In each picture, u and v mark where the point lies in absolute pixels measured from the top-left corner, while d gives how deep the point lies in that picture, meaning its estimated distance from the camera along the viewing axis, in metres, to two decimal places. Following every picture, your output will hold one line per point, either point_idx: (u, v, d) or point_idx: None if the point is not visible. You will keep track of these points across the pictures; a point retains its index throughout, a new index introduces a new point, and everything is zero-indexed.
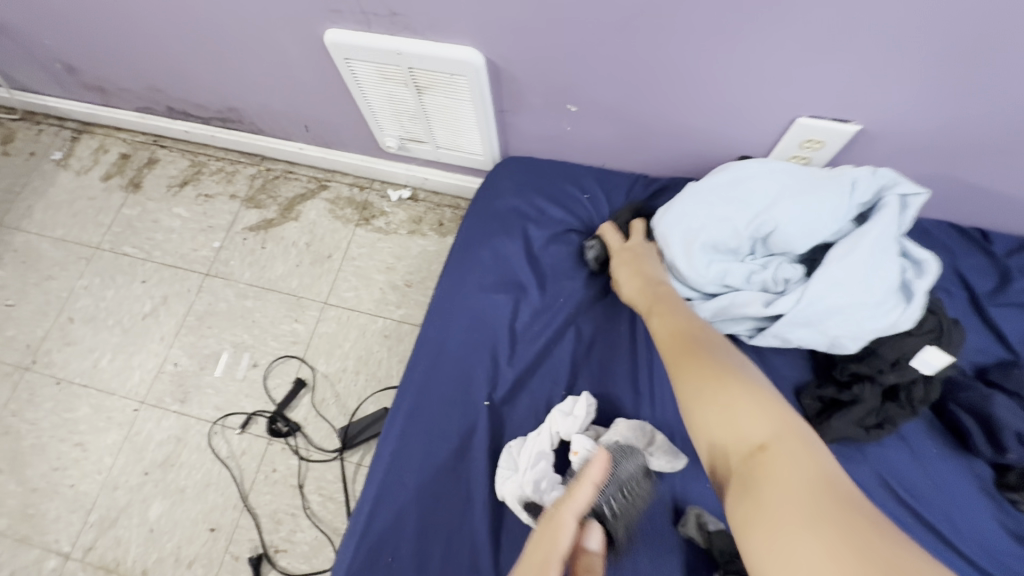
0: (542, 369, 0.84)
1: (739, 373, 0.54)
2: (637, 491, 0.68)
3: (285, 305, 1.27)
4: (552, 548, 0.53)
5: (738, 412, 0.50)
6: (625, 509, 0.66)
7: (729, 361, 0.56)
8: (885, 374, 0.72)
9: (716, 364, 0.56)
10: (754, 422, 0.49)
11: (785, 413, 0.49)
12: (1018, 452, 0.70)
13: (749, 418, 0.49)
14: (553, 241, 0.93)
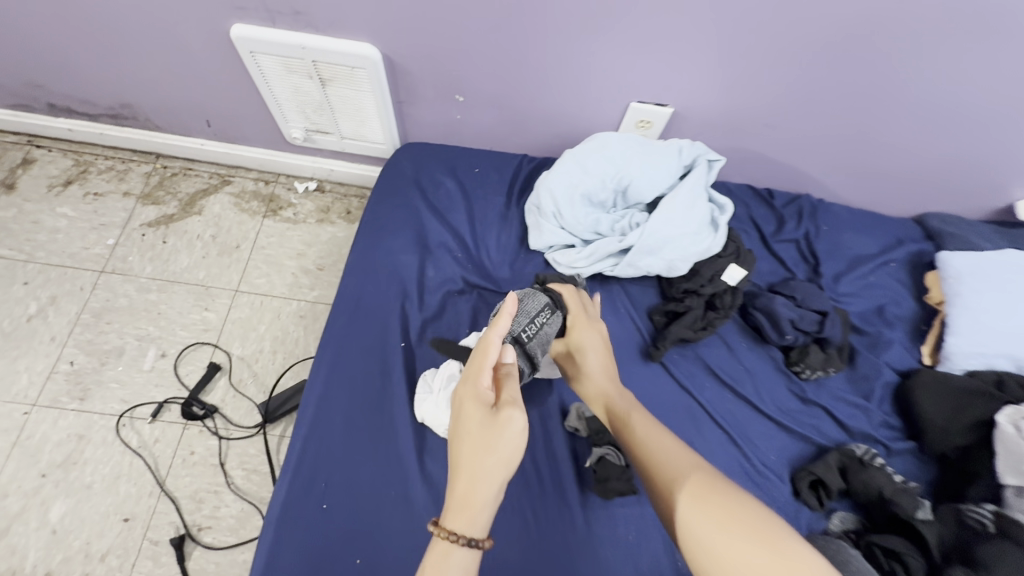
0: (448, 315, 0.98)
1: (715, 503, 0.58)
2: (546, 320, 0.86)
3: (193, 295, 1.29)
4: (483, 362, 0.67)
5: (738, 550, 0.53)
6: (539, 334, 0.85)
7: (751, 510, 0.57)
8: (705, 287, 0.97)
9: (699, 500, 0.58)
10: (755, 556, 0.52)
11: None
12: (793, 335, 0.97)
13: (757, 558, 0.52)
14: (451, 209, 1.08)
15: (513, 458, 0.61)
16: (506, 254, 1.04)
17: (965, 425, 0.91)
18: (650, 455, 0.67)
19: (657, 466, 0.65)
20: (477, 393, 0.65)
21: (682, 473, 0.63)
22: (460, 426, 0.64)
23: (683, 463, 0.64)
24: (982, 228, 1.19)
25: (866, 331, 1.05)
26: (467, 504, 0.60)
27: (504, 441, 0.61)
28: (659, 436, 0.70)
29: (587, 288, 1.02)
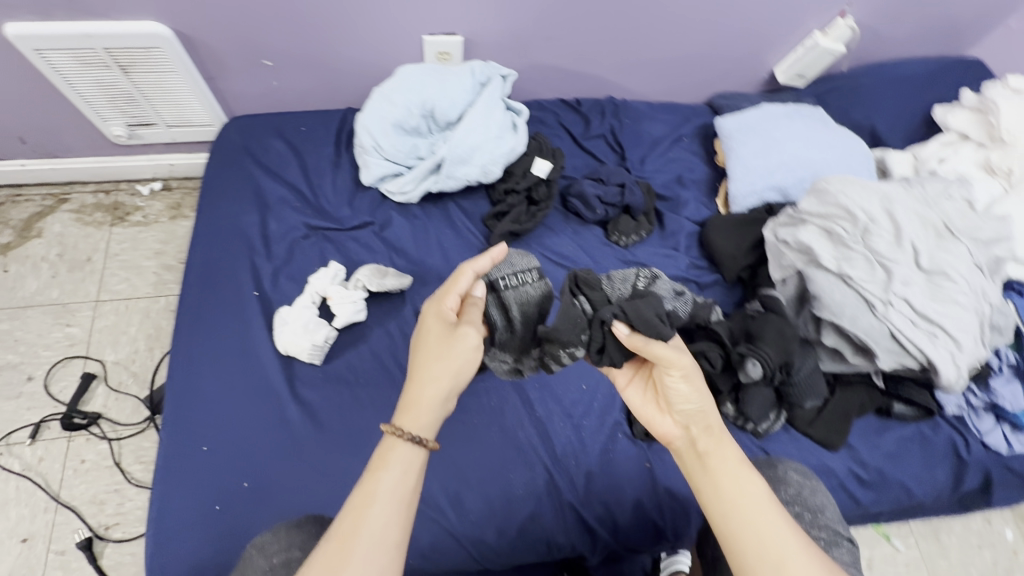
0: (296, 258, 1.05)
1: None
2: (528, 279, 0.81)
3: (51, 315, 1.27)
4: (450, 286, 0.74)
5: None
6: (518, 288, 0.80)
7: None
8: (520, 184, 1.11)
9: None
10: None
11: None
12: (600, 208, 1.13)
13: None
14: (284, 166, 1.14)
15: (460, 373, 0.70)
16: (342, 194, 1.12)
17: (747, 248, 1.10)
18: (754, 530, 0.62)
19: (768, 548, 0.61)
20: (442, 313, 0.72)
21: (802, 567, 0.59)
22: (425, 341, 0.72)
23: (792, 544, 0.61)
24: (752, 97, 1.41)
25: (668, 197, 1.23)
26: (414, 404, 0.68)
27: (453, 353, 0.70)
28: (757, 492, 0.65)
29: (423, 209, 1.12)
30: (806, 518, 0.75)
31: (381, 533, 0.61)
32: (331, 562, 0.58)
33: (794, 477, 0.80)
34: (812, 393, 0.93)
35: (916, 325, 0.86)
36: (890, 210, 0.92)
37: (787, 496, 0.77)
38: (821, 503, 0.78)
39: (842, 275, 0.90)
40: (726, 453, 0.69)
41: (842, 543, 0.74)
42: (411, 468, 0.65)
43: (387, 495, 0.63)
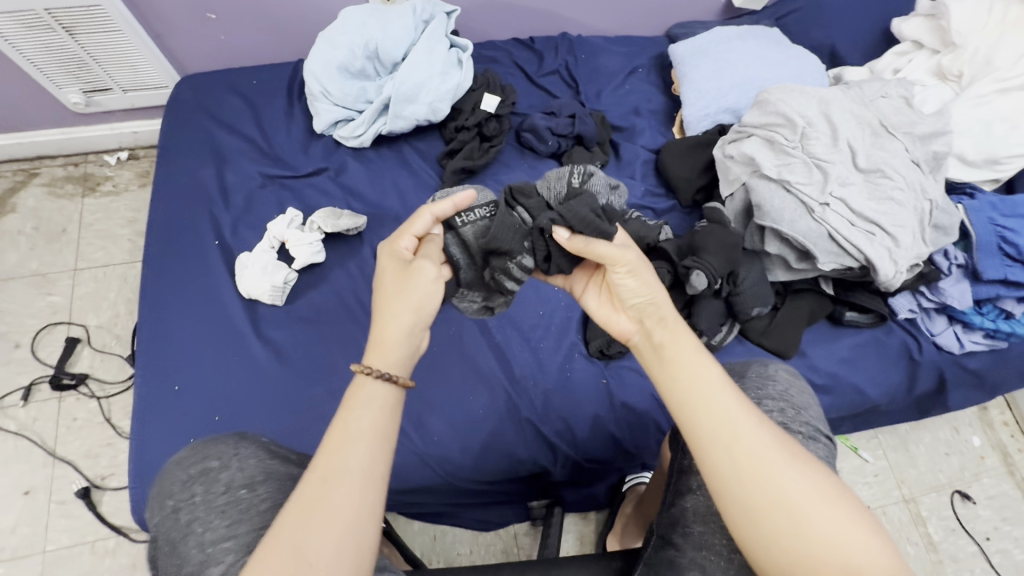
0: (254, 207, 1.08)
1: (789, 477, 0.55)
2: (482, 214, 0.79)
3: (32, 285, 1.31)
4: (406, 227, 0.71)
5: (812, 522, 0.54)
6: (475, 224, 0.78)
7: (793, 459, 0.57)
8: (469, 120, 1.13)
9: (779, 480, 0.55)
10: (826, 523, 0.54)
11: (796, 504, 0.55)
12: (553, 140, 1.14)
13: (832, 530, 0.53)
14: (238, 120, 1.15)
15: (421, 305, 0.66)
16: (297, 144, 1.14)
17: (701, 169, 1.11)
18: (710, 416, 0.59)
19: (727, 429, 0.58)
20: (396, 252, 0.69)
21: (759, 443, 0.57)
22: (383, 278, 0.69)
23: (749, 423, 0.58)
24: (710, 24, 1.39)
25: (623, 127, 1.24)
26: (382, 341, 0.64)
27: (410, 287, 0.66)
28: (715, 376, 0.62)
29: (377, 153, 1.14)
30: (788, 413, 0.68)
31: (362, 467, 0.55)
32: (310, 502, 0.53)
33: (783, 375, 0.74)
34: (761, 301, 0.95)
35: (853, 224, 0.88)
36: (828, 113, 0.93)
37: (772, 391, 0.70)
38: (806, 403, 0.71)
39: (783, 183, 0.91)
40: (684, 342, 0.65)
41: (822, 443, 0.67)
42: (388, 404, 0.60)
43: (359, 431, 0.57)
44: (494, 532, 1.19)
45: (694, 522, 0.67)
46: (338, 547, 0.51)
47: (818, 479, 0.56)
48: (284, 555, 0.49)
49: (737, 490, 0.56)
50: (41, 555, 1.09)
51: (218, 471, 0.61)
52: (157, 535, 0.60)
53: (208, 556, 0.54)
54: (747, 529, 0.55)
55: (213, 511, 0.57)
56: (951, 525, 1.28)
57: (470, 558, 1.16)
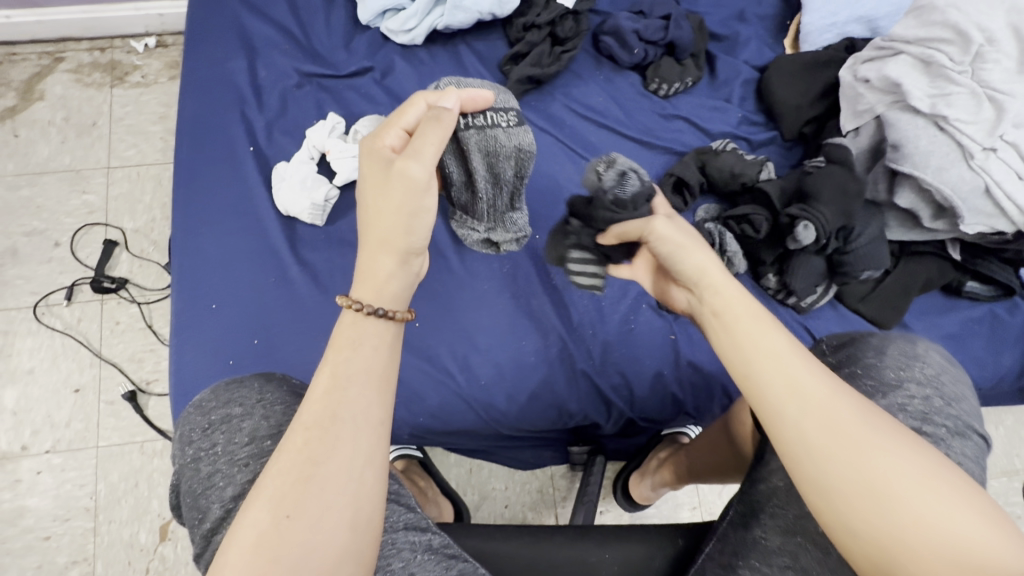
0: (290, 111, 0.95)
1: (875, 449, 0.42)
2: (498, 124, 0.78)
3: (66, 182, 1.25)
4: (396, 119, 0.59)
5: (912, 506, 0.40)
6: (489, 132, 0.77)
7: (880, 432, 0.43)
8: (541, 16, 0.95)
9: (865, 453, 0.42)
10: (931, 506, 0.40)
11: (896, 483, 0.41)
12: (639, 48, 0.95)
13: (940, 514, 0.39)
14: (271, 3, 1.00)
15: (411, 224, 0.54)
16: (337, 36, 0.99)
17: (815, 96, 0.92)
18: (775, 374, 0.46)
19: (793, 393, 0.45)
20: (378, 150, 0.57)
21: (836, 409, 0.44)
22: (364, 187, 0.57)
23: (822, 386, 0.45)
24: None
25: (724, 36, 1.02)
26: (372, 273, 0.54)
27: (398, 194, 0.54)
28: (776, 340, 0.48)
29: (430, 53, 0.98)
30: (934, 403, 0.54)
31: (357, 416, 0.48)
32: (299, 456, 0.46)
33: (935, 358, 0.59)
34: (875, 264, 0.80)
35: (1021, 179, 0.70)
36: (1017, 27, 0.71)
37: (919, 375, 0.56)
38: (960, 395, 0.56)
39: (935, 118, 0.72)
40: (734, 298, 0.52)
41: (975, 443, 0.53)
42: (383, 342, 0.52)
43: (348, 374, 0.49)
44: (530, 471, 1.16)
45: (789, 504, 0.57)
46: (330, 499, 0.45)
47: (915, 451, 0.42)
48: (274, 508, 0.44)
49: (808, 465, 0.43)
50: (94, 450, 1.12)
51: (240, 419, 0.58)
52: (180, 482, 0.57)
53: (229, 508, 0.52)
54: (825, 515, 0.43)
55: (235, 463, 0.55)
56: (1016, 512, 1.19)
57: (506, 494, 1.15)
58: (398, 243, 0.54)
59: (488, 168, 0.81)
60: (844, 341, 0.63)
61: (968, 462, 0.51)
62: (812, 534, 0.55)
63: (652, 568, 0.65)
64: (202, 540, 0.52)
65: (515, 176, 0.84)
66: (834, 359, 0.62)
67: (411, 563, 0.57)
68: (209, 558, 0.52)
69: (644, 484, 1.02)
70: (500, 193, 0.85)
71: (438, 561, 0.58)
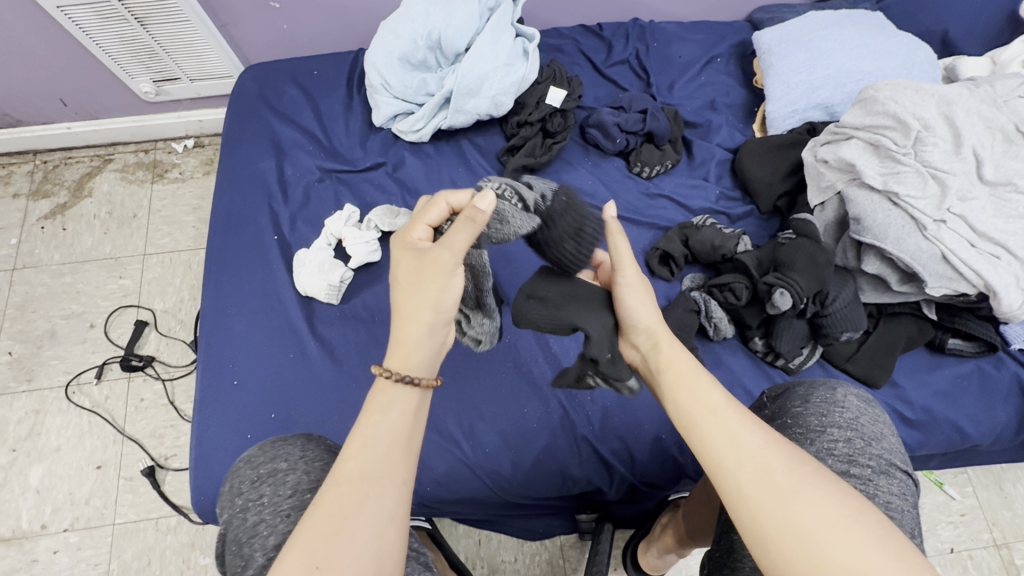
0: (312, 203, 1.07)
1: (798, 495, 0.48)
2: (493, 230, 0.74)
3: (105, 268, 1.36)
4: (416, 219, 0.67)
5: (832, 546, 0.45)
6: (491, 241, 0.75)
7: (804, 474, 0.49)
8: (533, 114, 1.07)
9: (794, 499, 0.48)
10: (852, 546, 0.45)
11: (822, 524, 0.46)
12: (620, 138, 1.06)
13: (857, 553, 0.44)
14: (297, 111, 1.14)
15: (442, 302, 0.61)
16: (355, 136, 1.12)
17: (784, 173, 1.01)
18: (711, 432, 0.54)
19: (728, 446, 0.53)
20: (409, 243, 0.65)
21: (767, 461, 0.51)
22: (398, 274, 0.64)
23: (753, 441, 0.53)
24: (799, 6, 1.25)
25: (698, 123, 1.14)
26: (402, 343, 0.61)
27: (433, 277, 0.61)
28: (715, 397, 0.58)
29: (436, 148, 1.11)
30: (856, 444, 0.62)
31: (383, 474, 0.54)
32: (326, 512, 0.51)
33: (853, 401, 0.68)
34: (853, 326, 0.85)
35: (974, 247, 0.77)
36: (948, 116, 0.81)
37: (841, 419, 0.65)
38: (879, 435, 0.65)
39: (888, 194, 0.80)
40: (681, 364, 0.62)
41: (897, 479, 0.61)
42: (409, 406, 0.59)
43: (376, 436, 0.56)
44: (540, 542, 1.16)
45: (745, 557, 0.64)
46: (358, 554, 0.49)
47: (835, 497, 0.48)
48: (299, 561, 0.48)
49: (744, 513, 0.49)
50: (110, 527, 1.15)
51: (285, 474, 0.63)
52: (227, 532, 0.62)
53: (271, 556, 0.56)
54: (766, 561, 0.47)
55: (279, 514, 0.59)
56: None
57: (515, 566, 1.14)
58: (428, 318, 0.61)
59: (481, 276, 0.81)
60: (779, 394, 0.73)
61: (893, 498, 0.59)
62: None
63: None
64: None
65: (476, 288, 0.80)
66: (772, 410, 0.71)
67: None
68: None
69: (651, 552, 1.01)
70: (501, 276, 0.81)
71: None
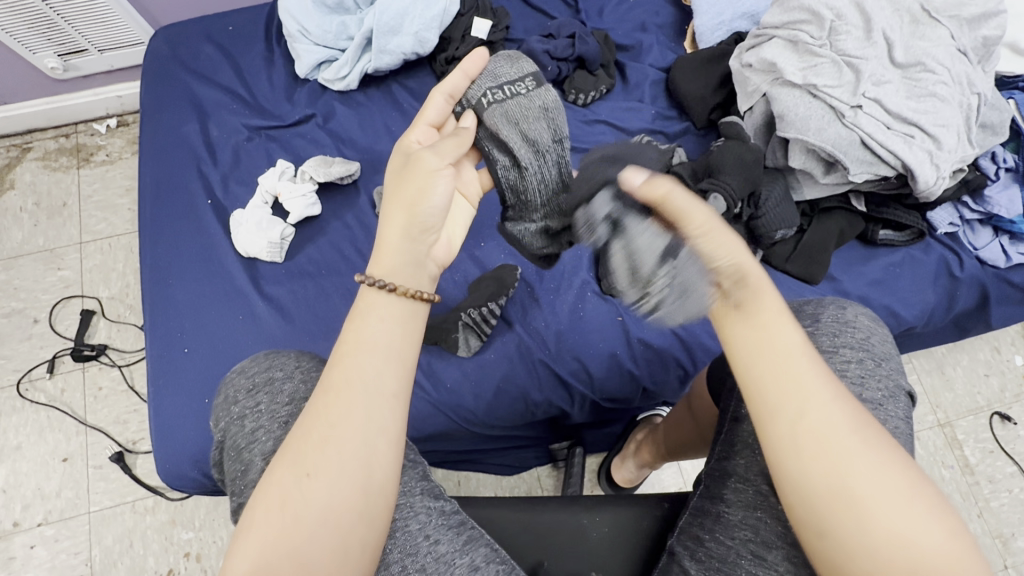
0: (243, 163, 1.03)
1: (865, 460, 0.42)
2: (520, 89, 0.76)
3: (41, 262, 1.31)
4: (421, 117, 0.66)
5: (888, 515, 0.41)
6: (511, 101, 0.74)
7: (875, 440, 0.43)
8: (460, 49, 1.05)
9: (852, 469, 0.42)
10: (907, 523, 0.41)
11: (891, 496, 0.41)
12: (551, 65, 1.05)
13: (909, 529, 0.40)
14: (216, 70, 1.09)
15: (422, 199, 0.57)
16: (280, 91, 1.08)
17: (714, 86, 1.02)
18: (780, 373, 0.46)
19: (795, 396, 0.45)
20: (405, 146, 0.63)
21: (832, 421, 0.43)
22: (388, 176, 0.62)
23: (824, 394, 0.44)
24: None
25: (629, 45, 1.13)
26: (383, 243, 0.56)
27: (416, 177, 0.58)
28: (789, 332, 0.47)
29: (366, 95, 1.08)
30: (867, 365, 0.57)
31: (376, 384, 0.48)
32: (311, 422, 0.46)
33: (863, 321, 0.62)
34: (786, 223, 0.88)
35: (890, 128, 0.81)
36: (859, 2, 0.84)
37: (851, 339, 0.59)
38: (888, 355, 0.60)
39: (809, 88, 0.83)
40: (765, 297, 0.49)
41: (903, 403, 0.57)
42: (399, 317, 0.52)
43: (375, 341, 0.49)
44: (518, 475, 1.17)
45: (754, 480, 0.56)
46: (347, 466, 0.45)
47: (898, 468, 0.42)
48: (289, 468, 0.44)
49: (795, 466, 0.43)
50: (85, 516, 1.13)
51: (281, 382, 0.58)
52: (224, 439, 0.57)
53: (271, 461, 0.53)
54: (804, 513, 0.43)
55: (276, 420, 0.55)
56: (989, 447, 1.23)
57: None
58: (409, 211, 0.56)
59: (522, 136, 0.74)
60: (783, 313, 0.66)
61: (899, 423, 0.55)
62: (772, 508, 0.54)
63: (642, 527, 0.67)
64: (244, 491, 0.53)
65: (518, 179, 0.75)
66: None
67: (426, 526, 0.54)
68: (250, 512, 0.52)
69: (626, 467, 1.05)
70: (553, 163, 0.77)
71: (450, 527, 0.56)
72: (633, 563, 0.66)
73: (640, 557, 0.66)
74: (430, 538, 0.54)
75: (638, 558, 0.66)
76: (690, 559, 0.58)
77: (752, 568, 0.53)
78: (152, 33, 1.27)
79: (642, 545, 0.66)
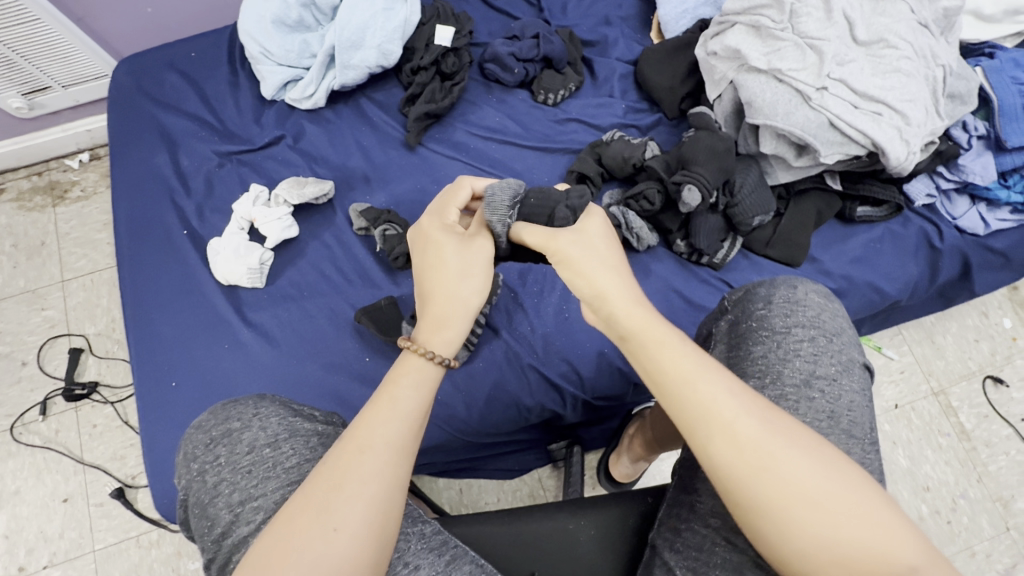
0: (216, 191, 1.03)
1: (786, 462, 0.44)
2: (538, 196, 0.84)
3: (24, 303, 1.30)
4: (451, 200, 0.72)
5: (819, 510, 0.42)
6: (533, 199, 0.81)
7: (790, 436, 0.45)
8: (424, 58, 1.05)
9: (777, 470, 0.44)
10: (838, 510, 0.42)
11: (817, 487, 0.43)
12: (518, 67, 1.05)
13: (841, 518, 0.42)
14: (181, 98, 1.08)
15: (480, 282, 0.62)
16: (248, 114, 1.08)
17: (683, 75, 1.01)
18: (694, 397, 0.47)
19: (711, 416, 0.46)
20: (445, 223, 0.68)
21: (749, 426, 0.45)
22: (433, 249, 0.65)
23: (736, 402, 0.47)
24: None
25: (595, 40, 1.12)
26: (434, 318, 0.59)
27: (471, 260, 0.63)
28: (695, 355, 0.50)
29: (335, 112, 1.07)
30: (820, 342, 0.59)
31: (402, 439, 0.50)
32: (337, 471, 0.46)
33: (814, 298, 0.63)
34: (763, 209, 0.88)
35: (857, 107, 0.81)
36: None
37: (801, 317, 0.60)
38: (840, 329, 0.61)
39: (774, 73, 0.83)
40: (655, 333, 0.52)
41: (858, 372, 0.59)
42: (427, 381, 0.54)
43: (406, 407, 0.51)
44: (519, 479, 1.17)
45: None
46: (364, 513, 0.45)
47: (816, 460, 0.44)
48: (317, 519, 0.44)
49: (728, 478, 0.45)
50: (90, 555, 1.13)
51: (240, 432, 0.58)
52: (188, 496, 0.57)
53: (237, 513, 0.53)
54: (751, 519, 0.44)
55: (239, 471, 0.55)
56: (982, 412, 1.24)
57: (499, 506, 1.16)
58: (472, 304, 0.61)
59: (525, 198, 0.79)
60: (739, 296, 0.67)
61: (854, 396, 0.57)
62: None
63: (628, 526, 0.67)
64: (212, 546, 0.53)
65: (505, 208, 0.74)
66: (732, 317, 0.66)
67: (405, 553, 0.54)
68: (221, 564, 0.52)
69: (623, 462, 1.05)
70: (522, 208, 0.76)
71: (431, 550, 0.56)
72: (623, 560, 0.66)
73: (627, 558, 0.66)
74: (409, 565, 0.54)
75: (627, 556, 0.66)
76: (670, 550, 0.58)
77: (728, 554, 0.53)
78: (114, 64, 1.26)
79: (628, 546, 0.67)
